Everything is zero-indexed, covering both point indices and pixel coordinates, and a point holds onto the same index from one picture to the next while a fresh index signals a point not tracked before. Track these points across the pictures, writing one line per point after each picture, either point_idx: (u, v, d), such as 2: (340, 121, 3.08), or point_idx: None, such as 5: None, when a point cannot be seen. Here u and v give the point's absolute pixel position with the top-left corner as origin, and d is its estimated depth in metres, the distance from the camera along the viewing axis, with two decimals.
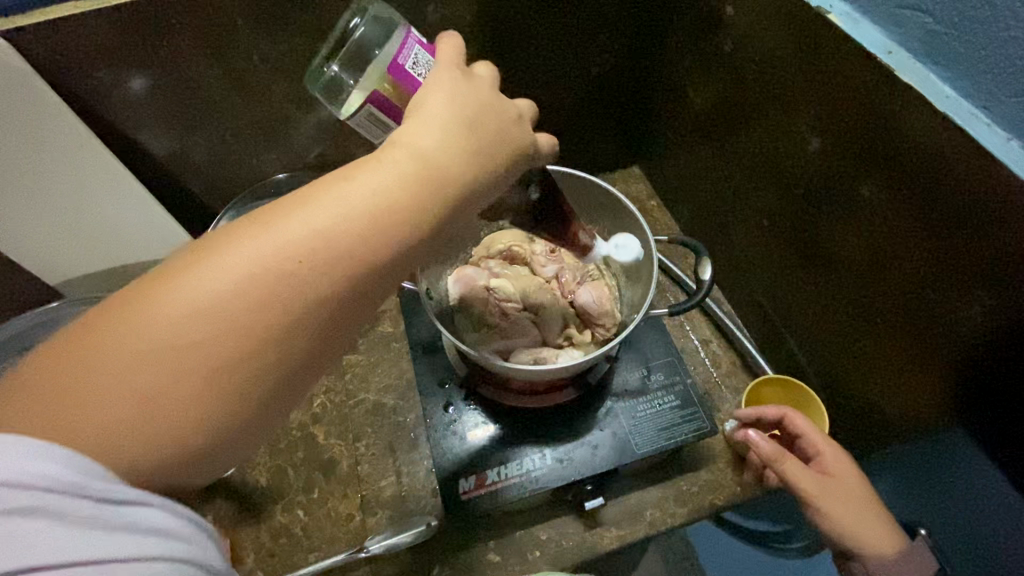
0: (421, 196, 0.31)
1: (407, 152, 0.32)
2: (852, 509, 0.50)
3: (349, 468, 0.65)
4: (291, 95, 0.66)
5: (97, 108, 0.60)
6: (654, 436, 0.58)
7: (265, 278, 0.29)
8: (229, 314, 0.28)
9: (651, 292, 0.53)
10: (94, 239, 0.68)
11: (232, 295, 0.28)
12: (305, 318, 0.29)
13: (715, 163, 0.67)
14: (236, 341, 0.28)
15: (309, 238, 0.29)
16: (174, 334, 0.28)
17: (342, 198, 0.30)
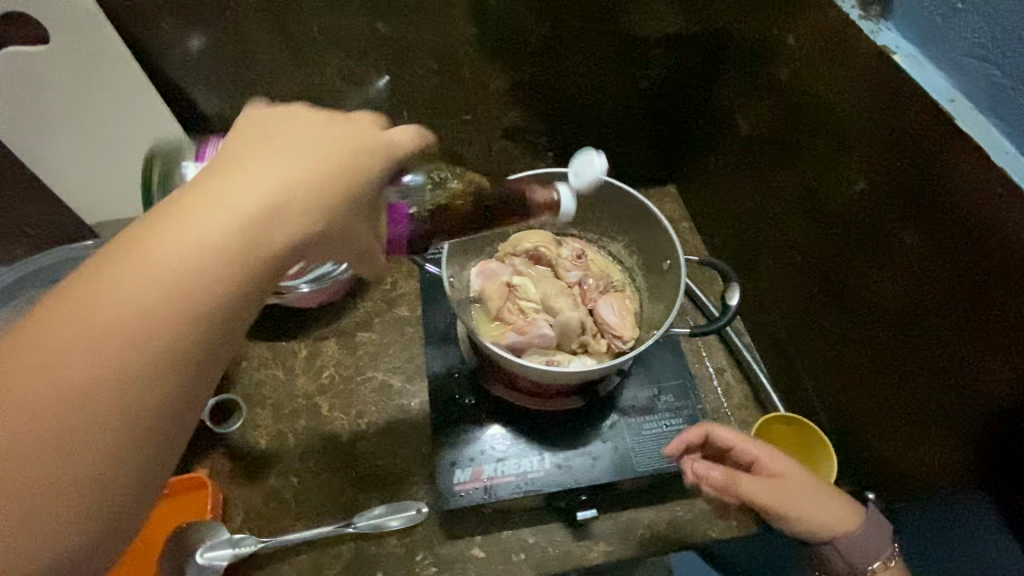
0: (281, 217, 0.28)
1: (255, 175, 0.28)
2: (813, 508, 0.48)
3: (347, 443, 0.66)
4: (344, 70, 0.66)
5: (157, 59, 0.62)
6: (656, 455, 0.57)
7: (126, 325, 0.24)
8: (76, 373, 0.23)
9: (675, 308, 0.51)
10: (135, 187, 0.70)
11: (74, 353, 0.23)
12: (185, 345, 0.25)
13: (753, 192, 0.66)
14: (90, 404, 0.23)
15: (159, 284, 0.25)
16: (17, 403, 0.22)
17: (182, 237, 0.25)
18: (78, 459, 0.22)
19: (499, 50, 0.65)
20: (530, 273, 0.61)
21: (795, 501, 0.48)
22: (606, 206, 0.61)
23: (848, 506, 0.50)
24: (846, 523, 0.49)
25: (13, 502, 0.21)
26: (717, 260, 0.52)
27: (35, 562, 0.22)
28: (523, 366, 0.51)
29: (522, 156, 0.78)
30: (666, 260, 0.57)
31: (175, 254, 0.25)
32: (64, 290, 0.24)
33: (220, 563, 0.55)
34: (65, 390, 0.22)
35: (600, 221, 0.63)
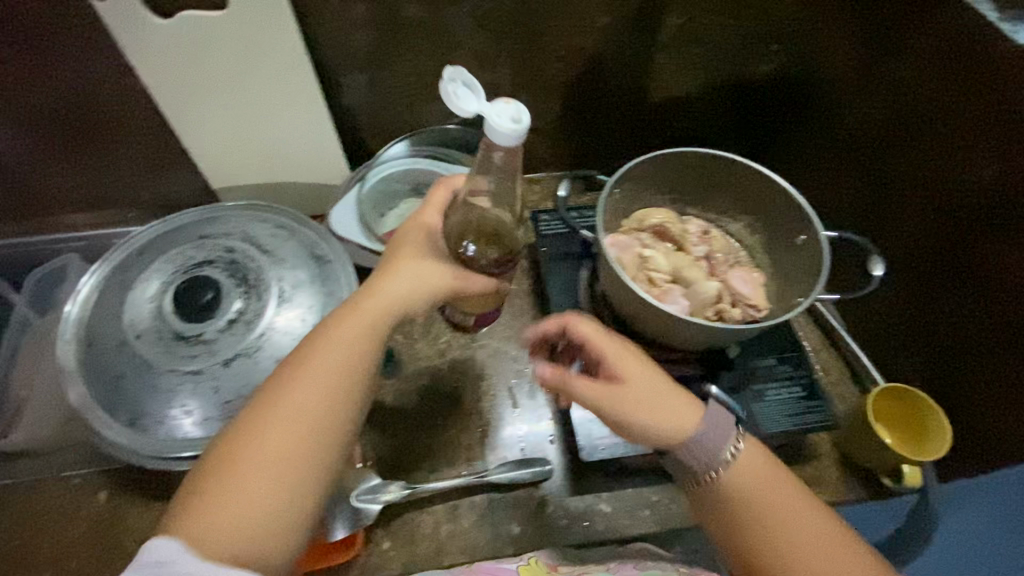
0: (401, 297, 0.47)
1: (391, 282, 0.47)
2: (646, 409, 0.46)
3: (470, 404, 0.69)
4: (480, 51, 0.70)
5: (312, 30, 0.65)
6: (781, 419, 0.61)
7: (340, 369, 0.44)
8: (303, 436, 0.42)
9: (822, 279, 0.53)
10: (268, 153, 0.73)
11: (302, 416, 0.43)
12: (351, 399, 0.45)
13: (857, 184, 0.71)
14: (318, 432, 0.43)
15: (350, 343, 0.45)
16: (279, 440, 0.41)
17: (353, 322, 0.46)
18: (288, 418, 0.42)
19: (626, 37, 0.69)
20: (659, 246, 0.64)
21: (623, 404, 0.46)
22: (733, 185, 0.65)
23: (688, 408, 0.47)
24: (683, 422, 0.46)
25: (282, 438, 0.42)
26: (857, 235, 0.55)
27: (276, 490, 0.40)
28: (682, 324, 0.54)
29: (623, 142, 0.83)
30: (798, 235, 0.60)
31: (358, 326, 0.46)
32: (303, 354, 0.45)
33: (375, 505, 0.58)
34: (318, 390, 0.43)
35: (722, 201, 0.67)
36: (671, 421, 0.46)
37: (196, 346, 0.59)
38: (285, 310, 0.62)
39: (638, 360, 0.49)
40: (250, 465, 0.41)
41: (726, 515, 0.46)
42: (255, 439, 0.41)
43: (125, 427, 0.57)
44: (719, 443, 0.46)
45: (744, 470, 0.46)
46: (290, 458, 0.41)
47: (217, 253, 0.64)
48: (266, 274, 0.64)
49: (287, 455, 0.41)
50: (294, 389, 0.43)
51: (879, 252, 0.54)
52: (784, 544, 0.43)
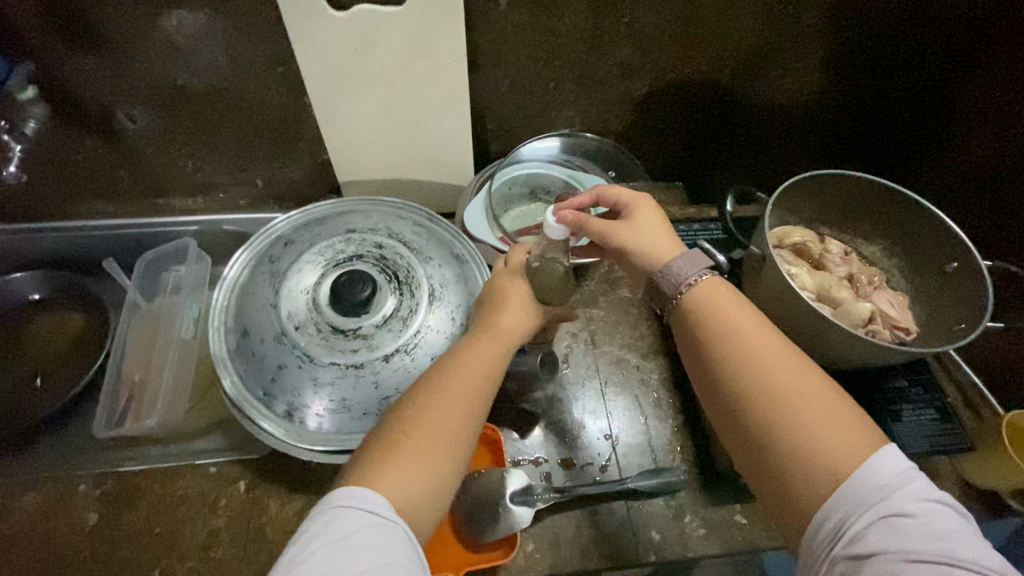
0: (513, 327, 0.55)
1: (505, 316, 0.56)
2: (634, 249, 0.51)
3: (598, 410, 0.70)
4: (627, 62, 0.71)
5: (473, 33, 0.66)
6: (920, 440, 0.62)
7: (477, 376, 0.50)
8: (455, 418, 0.47)
9: (987, 306, 0.55)
10: (404, 149, 0.74)
11: (453, 401, 0.47)
12: (486, 397, 0.50)
13: (988, 214, 0.71)
14: (465, 414, 0.47)
15: (485, 355, 0.52)
16: (435, 418, 0.46)
17: (482, 341, 0.53)
18: (446, 402, 0.47)
19: (763, 59, 0.72)
20: (804, 264, 0.66)
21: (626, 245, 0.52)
22: (874, 210, 0.66)
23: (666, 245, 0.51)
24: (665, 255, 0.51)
25: (440, 418, 0.46)
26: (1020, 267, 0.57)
27: (434, 464, 0.44)
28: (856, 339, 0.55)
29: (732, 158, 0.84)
30: (949, 262, 0.61)
31: (485, 344, 0.53)
32: (443, 363, 0.51)
33: (530, 509, 0.60)
34: (462, 385, 0.49)
35: (859, 225, 0.68)
36: (711, 310, 0.47)
37: (356, 341, 0.59)
38: (437, 308, 0.62)
39: (666, 233, 0.52)
40: (408, 441, 0.44)
41: (718, 393, 0.45)
42: (417, 417, 0.46)
43: (282, 418, 0.57)
44: (715, 296, 0.47)
45: (728, 315, 0.46)
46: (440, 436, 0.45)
47: (366, 248, 0.64)
48: (416, 271, 0.64)
49: (442, 432, 0.45)
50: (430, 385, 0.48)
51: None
52: (738, 373, 0.43)
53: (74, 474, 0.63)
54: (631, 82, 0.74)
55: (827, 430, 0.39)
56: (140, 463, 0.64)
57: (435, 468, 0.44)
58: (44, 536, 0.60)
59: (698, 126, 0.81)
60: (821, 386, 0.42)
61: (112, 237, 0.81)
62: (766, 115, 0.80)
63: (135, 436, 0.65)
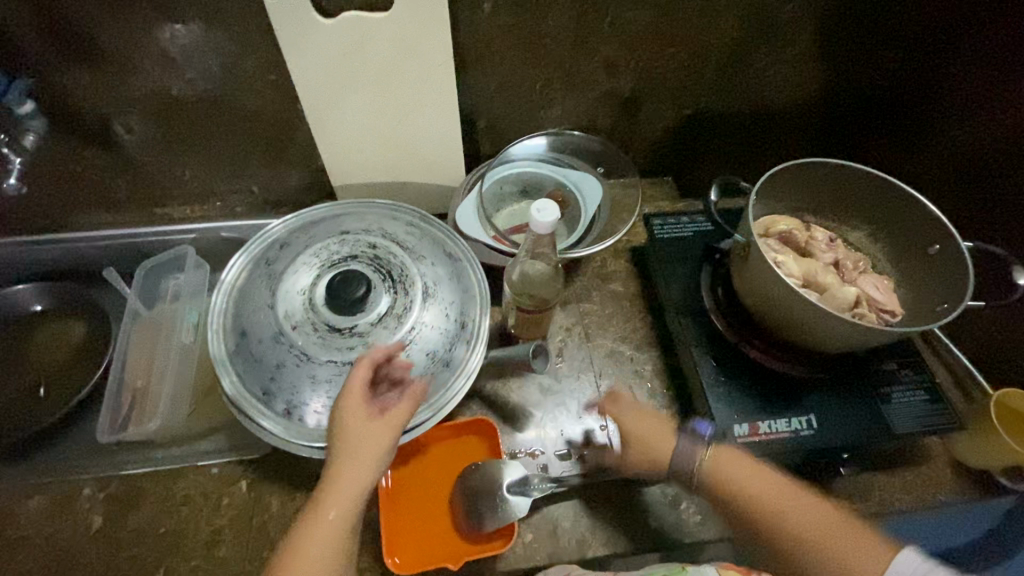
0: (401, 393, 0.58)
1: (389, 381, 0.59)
2: (639, 451, 0.63)
3: (593, 402, 0.71)
4: (612, 61, 0.72)
5: (460, 36, 0.68)
6: (910, 420, 0.63)
7: (363, 451, 0.55)
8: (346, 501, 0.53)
9: (968, 285, 0.57)
10: (396, 151, 0.76)
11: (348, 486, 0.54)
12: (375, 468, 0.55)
13: (970, 199, 0.72)
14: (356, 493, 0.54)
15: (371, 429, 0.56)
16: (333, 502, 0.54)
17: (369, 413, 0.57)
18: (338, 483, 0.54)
19: (744, 54, 0.74)
20: (790, 251, 0.67)
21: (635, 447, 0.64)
22: (858, 196, 0.67)
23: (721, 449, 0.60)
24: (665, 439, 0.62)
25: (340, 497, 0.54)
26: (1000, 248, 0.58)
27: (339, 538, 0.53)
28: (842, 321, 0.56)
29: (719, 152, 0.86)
30: (932, 244, 0.63)
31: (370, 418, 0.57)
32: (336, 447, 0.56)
33: (528, 499, 0.60)
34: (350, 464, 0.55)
35: (844, 211, 0.69)
36: (727, 476, 0.59)
37: (351, 339, 0.60)
38: (431, 305, 0.64)
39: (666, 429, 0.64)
40: (311, 537, 0.53)
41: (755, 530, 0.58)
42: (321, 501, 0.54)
43: (281, 416, 0.58)
44: (735, 467, 0.59)
45: (747, 484, 0.58)
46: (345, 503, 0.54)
47: (360, 248, 0.66)
48: (409, 270, 0.65)
49: (343, 510, 0.54)
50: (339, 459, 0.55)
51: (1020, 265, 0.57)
52: (783, 519, 0.57)
53: (77, 478, 0.64)
54: (616, 80, 0.76)
55: (851, 547, 0.54)
56: (142, 466, 0.65)
57: (338, 541, 0.53)
58: (49, 540, 0.61)
59: (683, 121, 0.82)
60: (786, 489, 0.58)
61: (114, 247, 0.83)
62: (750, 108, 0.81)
63: (137, 440, 0.67)
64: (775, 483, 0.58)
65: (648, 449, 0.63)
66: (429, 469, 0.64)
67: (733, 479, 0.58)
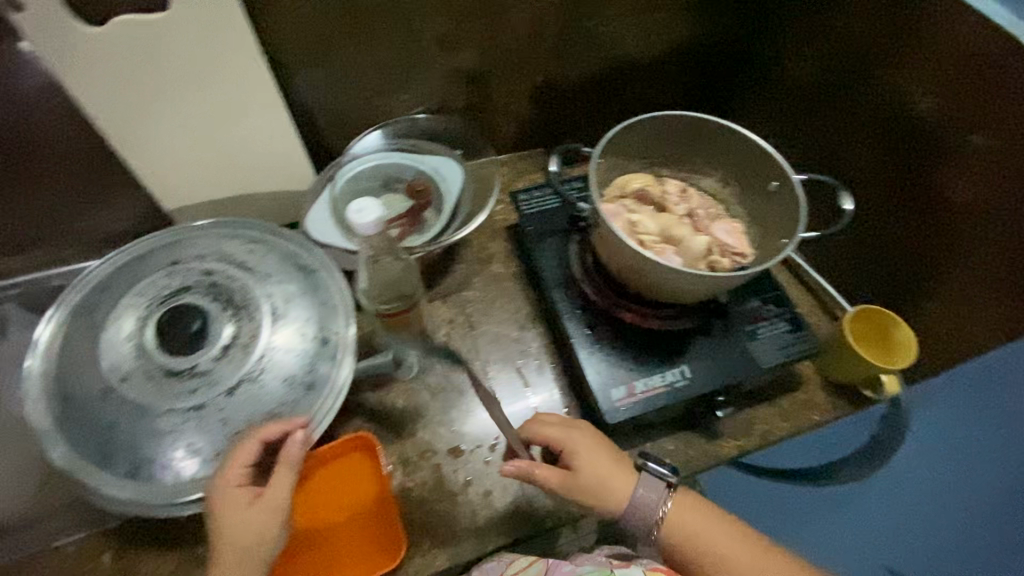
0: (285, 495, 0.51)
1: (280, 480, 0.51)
2: (599, 489, 0.57)
3: (483, 391, 0.69)
4: (444, 35, 0.68)
5: (266, 28, 0.62)
6: (775, 354, 0.66)
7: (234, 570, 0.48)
8: None
9: (801, 215, 0.58)
10: (229, 165, 0.69)
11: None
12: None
13: (809, 130, 0.75)
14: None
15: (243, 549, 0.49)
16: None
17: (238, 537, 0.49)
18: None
19: (580, 12, 0.71)
20: (644, 211, 0.67)
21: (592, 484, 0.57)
22: (704, 143, 0.68)
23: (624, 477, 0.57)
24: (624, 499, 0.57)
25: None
26: (827, 176, 0.60)
27: None
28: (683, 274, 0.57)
29: (580, 114, 0.85)
30: (771, 181, 0.64)
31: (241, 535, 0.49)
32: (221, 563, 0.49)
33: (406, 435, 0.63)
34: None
35: (695, 159, 0.70)
36: (676, 525, 0.56)
37: (192, 380, 0.54)
38: (282, 327, 0.59)
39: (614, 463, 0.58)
40: None
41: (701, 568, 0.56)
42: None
43: (127, 478, 0.53)
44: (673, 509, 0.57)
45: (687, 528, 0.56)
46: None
47: (193, 278, 0.60)
48: (253, 293, 0.60)
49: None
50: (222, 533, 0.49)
51: (846, 188, 0.58)
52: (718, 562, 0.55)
53: None
54: (455, 54, 0.72)
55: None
56: None
57: None
58: None
59: (538, 89, 0.80)
60: (755, 547, 0.56)
61: None
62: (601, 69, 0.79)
63: None
64: (734, 537, 0.56)
65: (603, 498, 0.57)
66: (303, 509, 0.60)
67: (704, 537, 0.56)
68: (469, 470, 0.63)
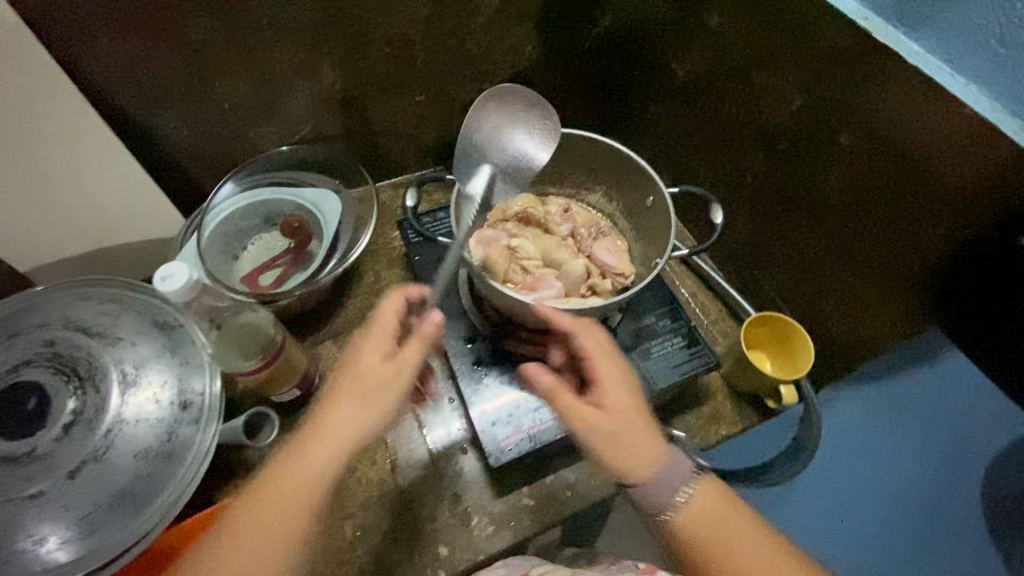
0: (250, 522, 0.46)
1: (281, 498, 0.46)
2: (603, 442, 0.44)
3: (374, 436, 0.66)
4: (297, 63, 0.63)
5: (90, 77, 0.56)
6: (667, 372, 0.64)
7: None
8: None
9: (669, 233, 0.56)
10: (82, 223, 0.62)
11: None
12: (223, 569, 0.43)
13: (698, 132, 0.72)
14: None
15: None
16: None
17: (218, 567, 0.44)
18: None
19: (448, 28, 0.67)
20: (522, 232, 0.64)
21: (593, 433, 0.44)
22: (584, 158, 0.65)
23: (650, 446, 0.44)
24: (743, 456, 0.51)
25: None
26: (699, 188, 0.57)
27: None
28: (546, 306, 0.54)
29: (470, 127, 0.80)
30: (647, 197, 0.61)
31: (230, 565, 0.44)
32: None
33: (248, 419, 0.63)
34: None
35: (576, 175, 0.68)
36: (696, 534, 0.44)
37: (30, 466, 0.50)
38: (133, 395, 0.55)
39: (637, 421, 0.45)
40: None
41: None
42: None
43: None
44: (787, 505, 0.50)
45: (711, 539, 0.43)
46: (266, 547, 0.44)
47: (35, 350, 0.56)
48: (101, 360, 0.56)
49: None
50: (309, 460, 0.46)
51: (717, 201, 0.56)
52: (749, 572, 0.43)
53: None
54: (316, 80, 0.67)
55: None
56: None
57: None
58: None
59: (421, 106, 0.75)
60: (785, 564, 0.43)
61: None
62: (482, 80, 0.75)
63: None
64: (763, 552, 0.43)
65: (619, 450, 0.44)
66: None
67: (717, 544, 0.43)
68: (359, 522, 0.60)
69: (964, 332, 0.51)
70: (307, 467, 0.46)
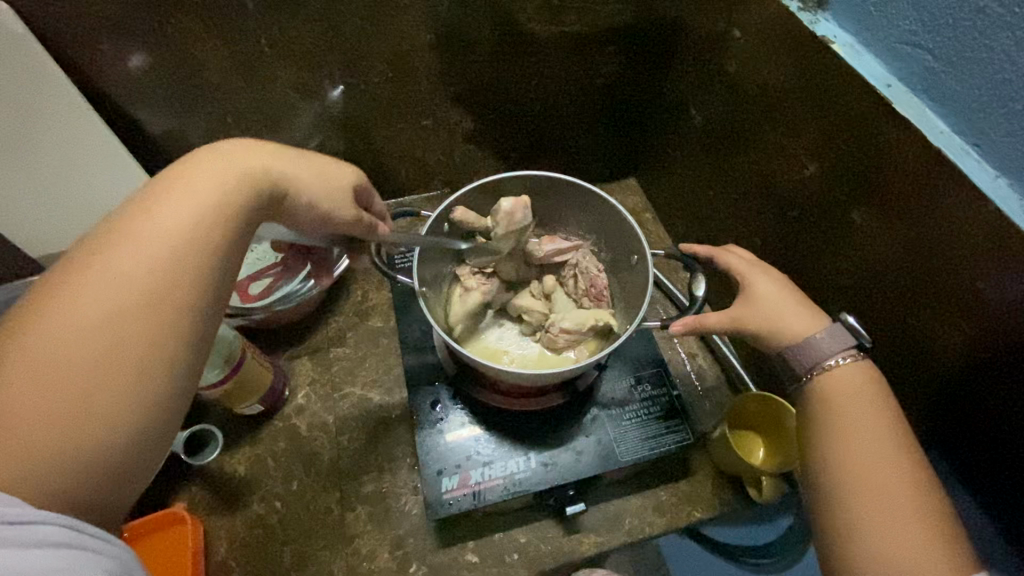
0: (206, 222, 0.35)
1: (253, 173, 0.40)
2: (774, 324, 0.46)
3: (331, 461, 0.64)
4: (297, 82, 0.64)
5: (100, 84, 0.60)
6: (638, 445, 0.59)
7: (137, 290, 0.32)
8: (122, 329, 0.31)
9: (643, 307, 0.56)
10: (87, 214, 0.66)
11: (101, 328, 0.30)
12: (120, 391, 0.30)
13: (710, 181, 0.67)
14: (146, 316, 0.32)
15: (145, 275, 0.32)
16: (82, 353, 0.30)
17: (124, 273, 0.32)
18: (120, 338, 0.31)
19: (452, 57, 0.65)
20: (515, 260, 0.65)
21: (763, 323, 0.47)
22: (575, 207, 0.65)
23: (810, 316, 0.46)
24: (805, 323, 0.46)
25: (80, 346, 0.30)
26: (684, 254, 0.57)
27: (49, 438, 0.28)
28: (506, 372, 0.54)
29: (478, 153, 0.79)
30: (633, 256, 0.62)
31: (141, 256, 0.32)
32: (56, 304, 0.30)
33: None
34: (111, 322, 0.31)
35: (566, 221, 0.68)
36: (844, 401, 0.42)
37: None
38: None
39: (800, 303, 0.47)
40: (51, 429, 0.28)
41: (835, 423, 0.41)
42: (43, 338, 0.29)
43: None
44: (860, 385, 0.42)
45: (851, 413, 0.41)
46: (119, 365, 0.30)
47: None
48: None
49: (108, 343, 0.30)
50: (136, 252, 0.32)
51: (700, 274, 0.55)
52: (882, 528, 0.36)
53: None
54: (318, 101, 0.68)
55: (918, 542, 0.35)
56: None
57: (89, 432, 0.29)
58: None
59: (427, 131, 0.74)
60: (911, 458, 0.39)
61: None
62: (489, 114, 0.73)
63: None
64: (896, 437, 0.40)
65: (785, 327, 0.46)
66: None
67: (855, 425, 0.40)
68: (298, 548, 0.59)
69: (971, 454, 0.45)
70: (164, 217, 0.34)
